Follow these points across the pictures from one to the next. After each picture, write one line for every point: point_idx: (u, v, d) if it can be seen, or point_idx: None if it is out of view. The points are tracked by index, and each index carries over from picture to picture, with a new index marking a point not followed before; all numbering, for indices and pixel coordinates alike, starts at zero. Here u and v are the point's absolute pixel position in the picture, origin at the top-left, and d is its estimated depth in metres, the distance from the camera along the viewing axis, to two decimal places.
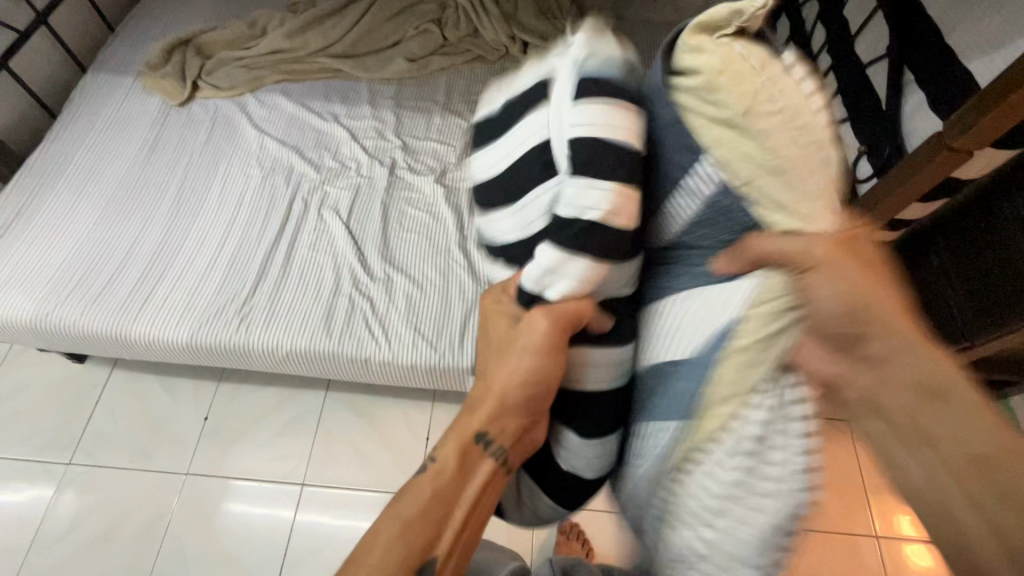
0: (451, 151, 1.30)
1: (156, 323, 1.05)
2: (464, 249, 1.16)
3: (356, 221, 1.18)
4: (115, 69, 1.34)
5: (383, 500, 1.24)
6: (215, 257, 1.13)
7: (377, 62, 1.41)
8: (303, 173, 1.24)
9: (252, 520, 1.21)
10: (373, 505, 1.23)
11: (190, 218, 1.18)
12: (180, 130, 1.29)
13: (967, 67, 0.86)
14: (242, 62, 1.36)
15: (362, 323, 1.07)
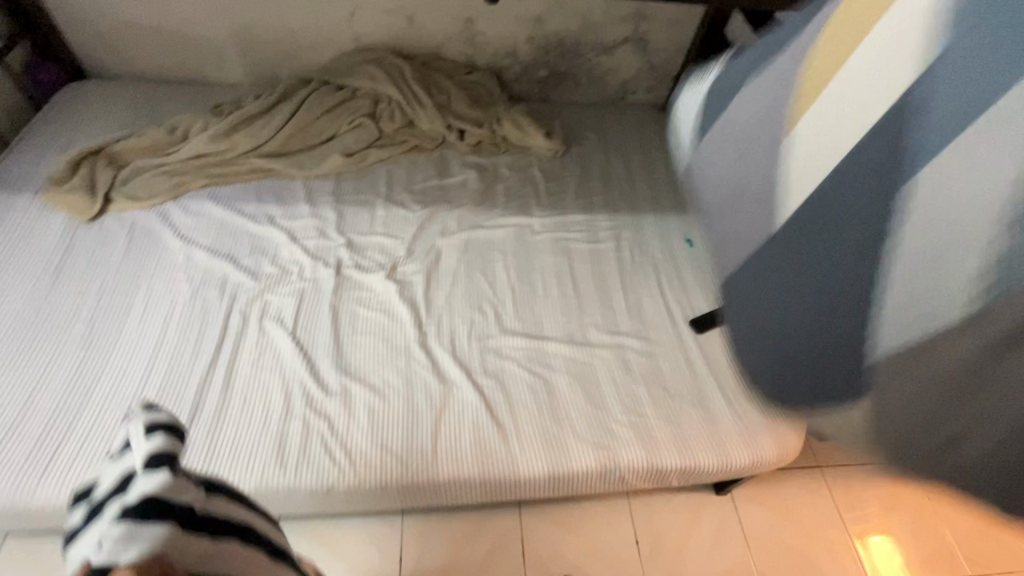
0: (399, 244, 1.26)
1: (65, 481, 0.88)
2: (425, 347, 1.10)
3: (304, 330, 1.09)
4: (9, 187, 1.20)
5: None
6: (138, 392, 0.99)
7: (312, 159, 1.36)
8: (238, 283, 1.14)
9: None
10: None
11: (107, 349, 1.03)
12: (91, 249, 1.15)
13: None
14: (162, 168, 1.27)
15: (320, 447, 0.95)
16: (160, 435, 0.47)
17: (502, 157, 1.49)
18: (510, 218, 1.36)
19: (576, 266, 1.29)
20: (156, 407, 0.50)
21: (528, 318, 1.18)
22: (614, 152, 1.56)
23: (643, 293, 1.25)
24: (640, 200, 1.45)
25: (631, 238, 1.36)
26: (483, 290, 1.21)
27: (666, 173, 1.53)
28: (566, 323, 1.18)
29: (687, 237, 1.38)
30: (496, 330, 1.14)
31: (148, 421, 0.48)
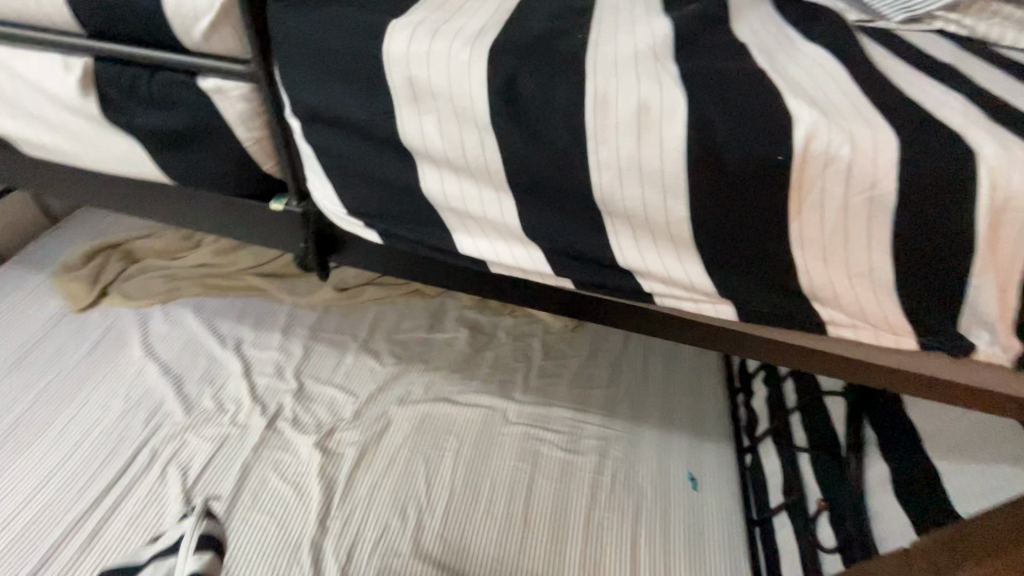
0: (350, 402, 1.13)
1: None
2: (319, 549, 0.92)
3: (202, 488, 0.98)
4: (31, 266, 1.28)
5: None
6: (8, 521, 0.91)
7: (307, 286, 1.33)
8: (168, 412, 1.07)
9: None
10: None
11: (10, 459, 0.98)
12: (60, 342, 1.16)
13: (946, 482, 0.67)
14: (165, 271, 1.30)
15: None
16: (208, 550, 0.56)
17: (504, 319, 1.35)
18: (485, 396, 1.19)
19: (539, 480, 1.06)
20: (209, 516, 0.59)
21: (454, 541, 0.96)
22: (634, 338, 1.35)
23: (609, 542, 0.98)
24: (647, 406, 1.21)
25: (619, 456, 1.11)
26: (416, 485, 1.02)
27: (691, 376, 1.28)
28: (497, 560, 0.95)
29: (692, 472, 1.10)
30: (408, 549, 0.94)
31: (203, 528, 0.57)
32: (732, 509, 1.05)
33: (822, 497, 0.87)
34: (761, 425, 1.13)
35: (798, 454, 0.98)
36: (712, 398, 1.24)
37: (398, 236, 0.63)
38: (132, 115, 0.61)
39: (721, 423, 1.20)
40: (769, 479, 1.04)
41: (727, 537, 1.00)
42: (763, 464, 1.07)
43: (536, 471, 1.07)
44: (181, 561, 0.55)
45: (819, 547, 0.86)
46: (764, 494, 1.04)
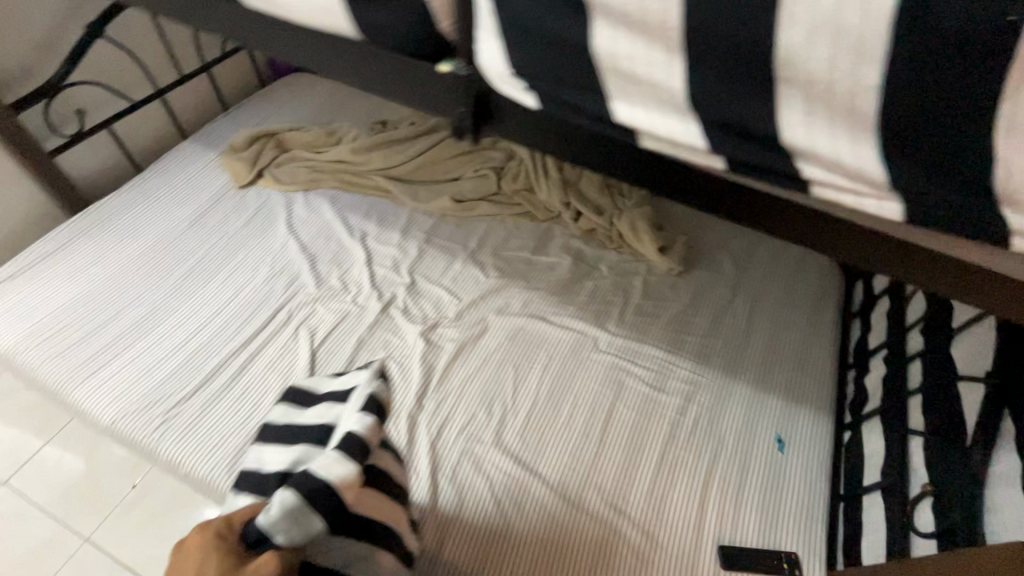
0: (453, 304, 1.22)
1: (93, 395, 1.03)
2: (414, 422, 1.04)
3: (324, 351, 1.12)
4: (205, 144, 1.48)
5: None
6: (181, 344, 1.11)
7: (428, 193, 1.41)
8: (303, 284, 1.23)
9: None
10: None
11: (185, 297, 1.19)
12: (226, 211, 1.36)
13: None
14: (309, 163, 1.44)
15: None
16: (370, 412, 0.59)
17: (609, 253, 1.34)
18: (578, 322, 1.21)
19: (620, 407, 1.09)
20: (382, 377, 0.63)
21: (532, 442, 1.03)
22: (742, 293, 1.28)
23: (680, 479, 0.99)
24: (743, 363, 1.16)
25: (705, 404, 1.10)
26: (503, 389, 1.10)
27: (799, 342, 1.21)
28: (569, 468, 1.00)
29: (780, 435, 1.06)
30: (490, 440, 1.03)
31: (373, 389, 0.61)
32: (818, 480, 1.00)
33: (928, 483, 0.80)
34: (870, 404, 1.05)
35: (909, 438, 0.91)
36: (818, 367, 1.17)
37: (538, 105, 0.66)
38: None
39: (823, 395, 1.12)
40: (868, 458, 0.98)
41: (807, 502, 0.97)
42: (864, 442, 1.01)
43: (618, 399, 1.10)
44: (351, 410, 0.61)
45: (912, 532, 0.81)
46: (857, 471, 0.98)
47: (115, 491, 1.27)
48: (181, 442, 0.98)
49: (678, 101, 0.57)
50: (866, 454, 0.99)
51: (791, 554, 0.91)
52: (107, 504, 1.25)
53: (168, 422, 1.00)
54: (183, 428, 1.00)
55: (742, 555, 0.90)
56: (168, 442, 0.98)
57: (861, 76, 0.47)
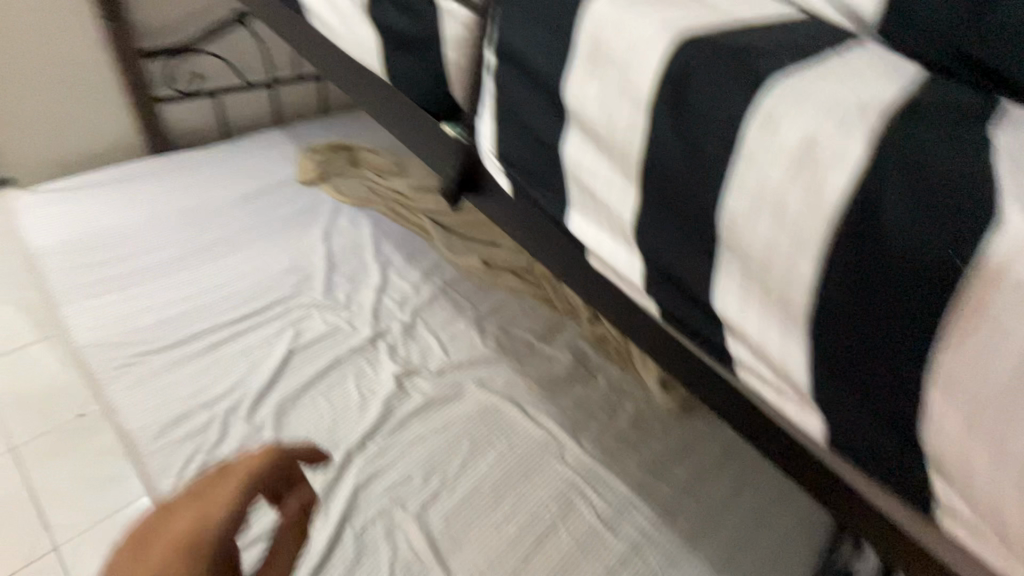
0: (439, 359, 1.20)
1: (82, 318, 1.07)
2: (348, 460, 0.99)
3: (298, 357, 1.12)
4: (290, 136, 1.59)
5: None
6: (179, 302, 1.14)
7: (462, 248, 1.43)
8: (313, 287, 1.25)
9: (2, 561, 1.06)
10: None
11: (203, 259, 1.24)
12: (278, 198, 1.43)
13: None
14: (369, 184, 1.52)
15: (187, 453, 0.93)
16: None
17: (611, 367, 1.29)
18: (554, 424, 1.15)
19: (559, 530, 1.00)
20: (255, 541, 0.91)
21: (453, 530, 0.96)
22: (734, 460, 1.17)
23: None
24: (709, 536, 1.04)
25: (650, 565, 0.98)
26: (450, 461, 1.04)
27: (776, 537, 1.07)
28: (480, 574, 0.92)
29: None
30: (413, 510, 0.96)
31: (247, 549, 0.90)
32: None
33: None
34: None
35: None
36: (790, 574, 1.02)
37: (544, 207, 0.65)
38: (383, 9, 0.73)
39: None
40: None
41: None
42: None
43: (560, 521, 1.01)
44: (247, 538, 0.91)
45: None
46: None
47: (63, 413, 1.27)
48: (129, 396, 0.98)
49: (651, 229, 0.54)
50: None
51: None
52: (49, 423, 1.25)
53: (128, 368, 1.02)
54: (135, 382, 1.00)
55: None
56: (117, 389, 0.99)
57: (796, 270, 0.45)
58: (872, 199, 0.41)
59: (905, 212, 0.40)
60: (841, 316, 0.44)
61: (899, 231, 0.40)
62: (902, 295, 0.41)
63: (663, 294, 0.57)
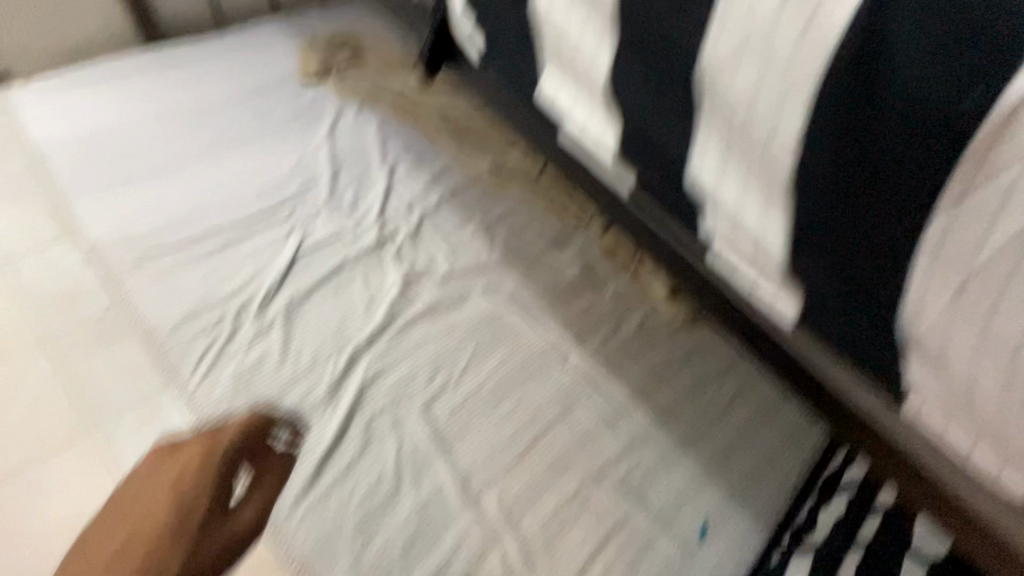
0: (446, 265, 1.19)
1: (92, 216, 1.08)
2: (355, 357, 1.03)
3: (305, 259, 1.12)
4: (289, 27, 1.49)
5: None
6: (185, 202, 1.14)
7: (472, 152, 1.36)
8: (318, 190, 1.23)
9: None
10: None
11: (207, 160, 1.21)
12: (279, 95, 1.37)
13: None
14: (374, 81, 1.43)
15: (202, 346, 0.98)
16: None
17: (621, 277, 1.26)
18: (558, 331, 1.16)
19: (558, 429, 1.04)
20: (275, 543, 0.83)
21: (456, 425, 1.00)
22: (738, 371, 1.18)
23: (583, 521, 0.95)
24: (704, 439, 1.08)
25: (644, 463, 1.03)
26: (454, 362, 1.07)
27: (772, 443, 1.10)
28: (481, 464, 0.97)
29: (706, 523, 0.98)
30: (418, 406, 1.00)
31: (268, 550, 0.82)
32: None
33: None
34: (812, 537, 0.94)
35: None
36: (781, 477, 1.06)
37: None
38: None
39: (774, 503, 1.03)
40: None
41: None
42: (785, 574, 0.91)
43: (559, 421, 1.05)
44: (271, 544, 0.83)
45: None
46: None
47: None
48: (143, 292, 1.02)
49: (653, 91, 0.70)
50: None
51: None
52: None
53: (140, 266, 1.04)
54: (149, 280, 1.03)
55: None
56: (133, 285, 1.02)
57: (775, 113, 0.61)
58: (888, 21, 0.53)
59: (905, 47, 0.52)
60: (825, 158, 0.59)
61: (894, 66, 0.53)
62: (873, 104, 0.55)
63: (655, 144, 0.75)
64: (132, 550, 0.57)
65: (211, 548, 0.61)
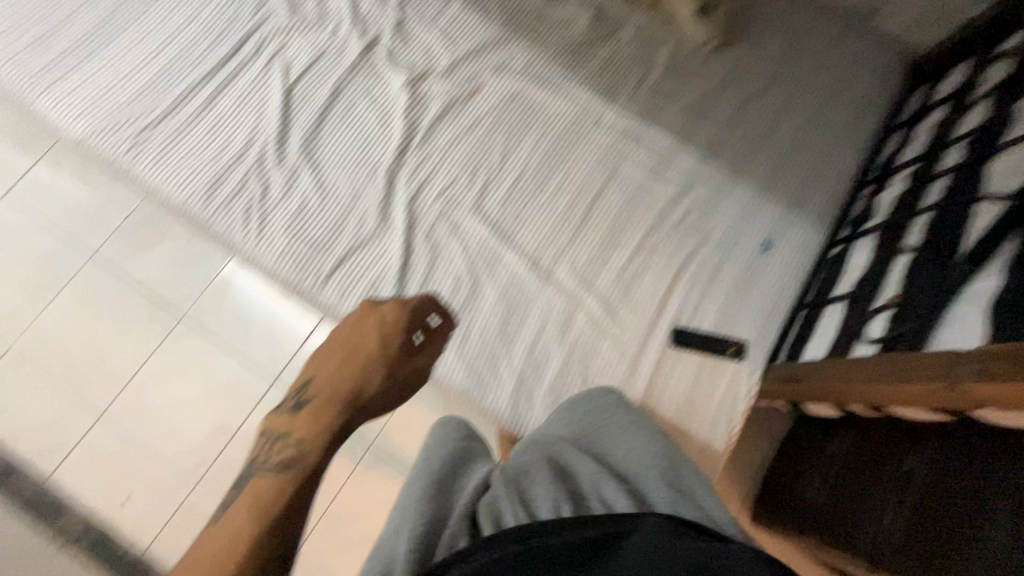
0: (446, 54, 1.06)
1: (57, 108, 0.98)
2: (392, 177, 1.00)
3: (298, 91, 1.02)
4: None
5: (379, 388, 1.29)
6: (143, 64, 1.01)
7: None
8: (275, 7, 1.06)
9: (153, 331, 1.32)
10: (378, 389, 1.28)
11: (141, 9, 1.04)
12: None
13: None
14: None
15: (242, 207, 0.96)
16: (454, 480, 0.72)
17: (637, 14, 1.11)
18: (585, 93, 1.07)
19: (609, 191, 1.03)
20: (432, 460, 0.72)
21: (511, 213, 1.01)
22: (780, 82, 1.10)
23: (652, 262, 1.01)
24: (754, 160, 1.06)
25: (699, 199, 1.04)
26: (490, 155, 1.03)
27: (822, 146, 1.08)
28: (545, 242, 1.01)
29: (768, 237, 1.03)
30: (469, 205, 1.00)
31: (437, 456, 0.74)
32: (786, 283, 1.01)
33: (897, 296, 0.80)
34: (871, 220, 0.98)
35: (897, 255, 0.86)
36: (833, 175, 1.06)
37: None
38: None
39: (827, 202, 1.06)
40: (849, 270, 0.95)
41: (769, 307, 1.00)
42: (849, 259, 0.97)
43: (609, 183, 1.04)
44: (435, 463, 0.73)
45: (860, 339, 0.83)
46: (834, 282, 0.98)
47: (114, 216, 1.38)
48: (156, 172, 0.97)
49: None
50: (849, 268, 0.96)
51: (737, 342, 0.97)
52: (109, 225, 1.37)
53: (138, 146, 0.98)
54: (155, 158, 0.97)
55: (691, 341, 0.97)
56: (141, 167, 0.97)
57: None
58: None
59: None
60: None
61: None
62: None
63: None
64: (354, 369, 0.74)
65: (398, 385, 0.75)
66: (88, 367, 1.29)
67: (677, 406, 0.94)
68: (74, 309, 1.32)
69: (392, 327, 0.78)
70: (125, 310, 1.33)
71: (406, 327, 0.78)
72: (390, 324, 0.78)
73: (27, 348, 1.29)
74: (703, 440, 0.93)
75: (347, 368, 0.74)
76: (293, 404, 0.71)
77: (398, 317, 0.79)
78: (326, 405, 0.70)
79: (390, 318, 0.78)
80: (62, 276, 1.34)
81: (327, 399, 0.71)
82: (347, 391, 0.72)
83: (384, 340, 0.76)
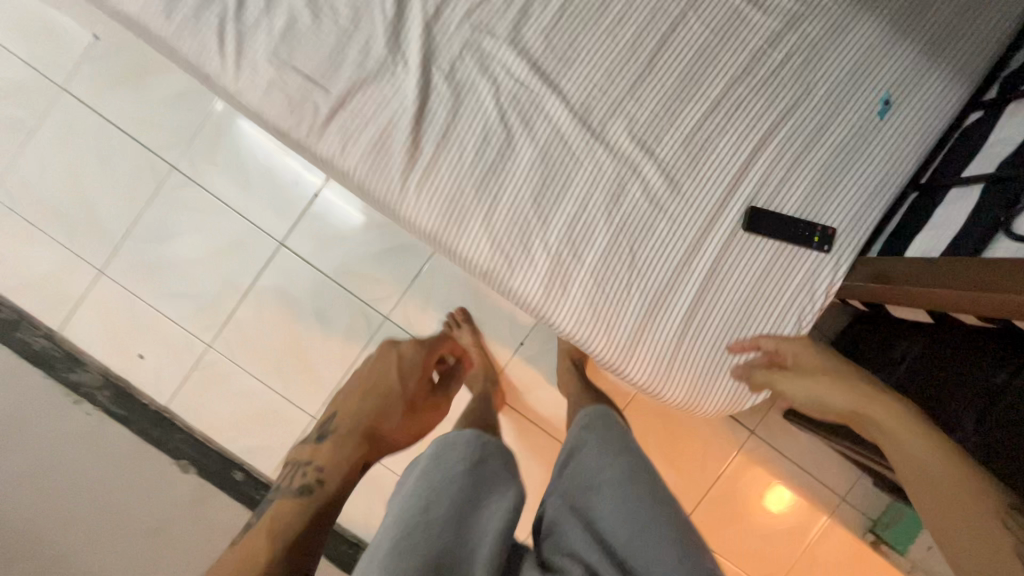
0: None
1: None
2: None
3: None
4: None
5: (394, 258, 1.17)
6: None
7: None
8: None
9: (142, 183, 1.17)
10: (393, 259, 1.18)
11: None
12: None
13: None
14: None
15: (212, 22, 0.75)
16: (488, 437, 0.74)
17: None
18: None
19: (687, 20, 0.79)
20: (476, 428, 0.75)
21: (557, 46, 0.78)
22: None
23: (732, 123, 0.79)
24: None
25: (806, 39, 0.79)
26: None
27: None
28: (598, 87, 0.79)
29: (888, 96, 0.79)
30: (504, 34, 0.78)
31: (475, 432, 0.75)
32: (898, 159, 0.80)
33: None
34: None
35: None
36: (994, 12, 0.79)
37: None
38: None
39: (978, 49, 0.79)
40: (991, 145, 0.73)
41: (872, 187, 0.80)
42: (992, 129, 0.75)
43: (688, 8, 0.78)
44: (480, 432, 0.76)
45: (1000, 234, 0.65)
46: (963, 160, 0.76)
47: (78, 42, 1.16)
48: None
49: None
50: (990, 142, 0.74)
51: (824, 230, 0.79)
52: (77, 53, 1.16)
53: None
54: None
55: (769, 225, 0.79)
56: None
57: None
58: None
59: None
60: None
61: None
62: None
63: None
64: (371, 400, 0.87)
65: (413, 409, 0.89)
66: (77, 219, 1.18)
67: (737, 300, 0.80)
68: (52, 153, 1.17)
69: (411, 366, 0.96)
70: (108, 157, 1.17)
71: (419, 369, 0.97)
72: (407, 359, 0.97)
73: (7, 195, 1.17)
74: (762, 340, 0.81)
75: (365, 399, 0.87)
76: (316, 437, 0.82)
77: (415, 358, 0.98)
78: (350, 435, 0.81)
79: (409, 361, 0.97)
80: (32, 113, 1.16)
81: (344, 436, 0.81)
82: (375, 417, 0.84)
83: (401, 380, 0.91)
